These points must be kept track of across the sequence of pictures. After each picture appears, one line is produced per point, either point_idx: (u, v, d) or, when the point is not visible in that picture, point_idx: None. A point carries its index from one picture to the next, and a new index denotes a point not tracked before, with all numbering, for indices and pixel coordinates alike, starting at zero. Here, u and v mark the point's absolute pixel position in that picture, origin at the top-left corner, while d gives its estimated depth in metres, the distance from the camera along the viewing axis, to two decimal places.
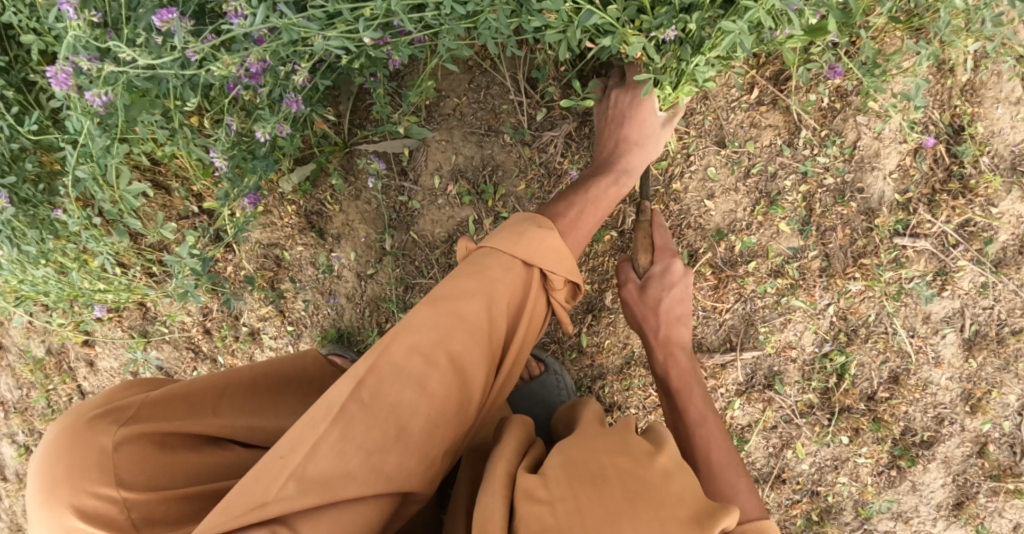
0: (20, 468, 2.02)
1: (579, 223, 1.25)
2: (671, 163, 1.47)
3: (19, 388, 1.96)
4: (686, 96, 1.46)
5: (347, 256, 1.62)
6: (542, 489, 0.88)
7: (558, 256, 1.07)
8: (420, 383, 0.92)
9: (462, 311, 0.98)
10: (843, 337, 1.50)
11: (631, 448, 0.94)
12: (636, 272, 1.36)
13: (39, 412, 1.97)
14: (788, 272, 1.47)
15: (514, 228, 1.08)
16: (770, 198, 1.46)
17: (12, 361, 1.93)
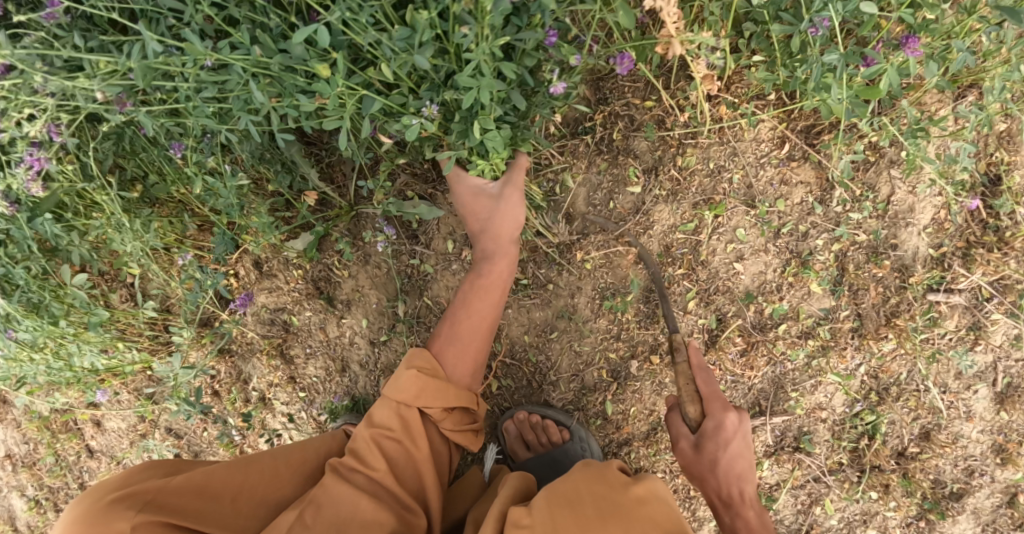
0: (31, 520, 2.00)
1: (472, 344, 1.28)
2: (699, 224, 1.39)
3: (25, 444, 1.94)
4: (710, 153, 1.38)
5: (358, 322, 1.56)
6: (526, 517, 0.95)
7: (430, 391, 1.20)
8: (371, 495, 1.14)
9: (388, 428, 1.20)
10: (874, 397, 1.46)
11: (607, 476, 1.00)
12: (687, 429, 1.16)
13: (47, 468, 1.94)
14: (820, 333, 1.42)
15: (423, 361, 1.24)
16: (801, 259, 1.40)
17: (17, 418, 1.93)
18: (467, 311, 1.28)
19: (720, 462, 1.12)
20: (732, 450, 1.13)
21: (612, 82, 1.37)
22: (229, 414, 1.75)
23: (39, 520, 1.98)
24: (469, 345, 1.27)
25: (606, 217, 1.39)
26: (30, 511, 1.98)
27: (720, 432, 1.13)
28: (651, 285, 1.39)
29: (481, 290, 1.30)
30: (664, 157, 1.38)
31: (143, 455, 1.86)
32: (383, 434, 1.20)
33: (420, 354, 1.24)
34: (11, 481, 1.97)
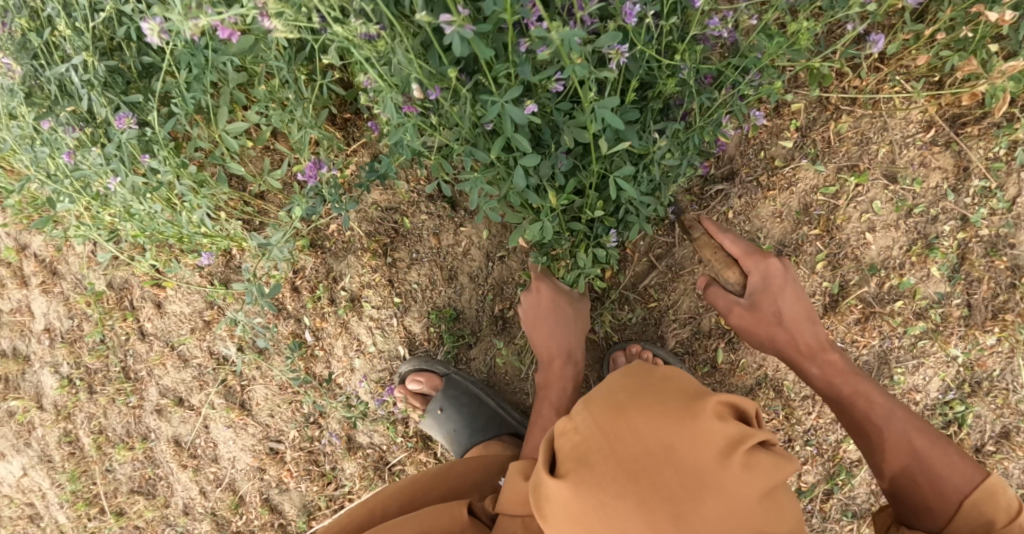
0: (58, 400, 1.93)
1: (544, 428, 1.37)
2: (840, 189, 1.44)
3: (69, 318, 1.89)
4: (861, 122, 1.43)
5: (480, 234, 1.58)
6: (568, 422, 1.03)
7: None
8: None
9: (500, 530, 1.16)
10: (967, 388, 1.48)
11: (639, 372, 1.08)
12: (736, 293, 1.29)
13: (91, 346, 1.89)
14: (930, 316, 1.45)
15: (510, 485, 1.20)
16: (927, 241, 1.44)
17: (66, 291, 1.88)
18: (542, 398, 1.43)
19: (783, 312, 1.26)
20: (789, 297, 1.26)
21: (781, 37, 1.43)
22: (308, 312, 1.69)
23: (69, 401, 1.92)
24: (537, 441, 1.36)
25: (757, 166, 1.45)
26: (59, 389, 1.91)
27: (767, 281, 1.27)
28: (783, 240, 1.46)
29: (549, 407, 1.41)
30: (817, 119, 1.43)
31: (201, 345, 1.82)
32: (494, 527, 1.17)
33: (530, 463, 1.22)
34: (52, 354, 1.91)
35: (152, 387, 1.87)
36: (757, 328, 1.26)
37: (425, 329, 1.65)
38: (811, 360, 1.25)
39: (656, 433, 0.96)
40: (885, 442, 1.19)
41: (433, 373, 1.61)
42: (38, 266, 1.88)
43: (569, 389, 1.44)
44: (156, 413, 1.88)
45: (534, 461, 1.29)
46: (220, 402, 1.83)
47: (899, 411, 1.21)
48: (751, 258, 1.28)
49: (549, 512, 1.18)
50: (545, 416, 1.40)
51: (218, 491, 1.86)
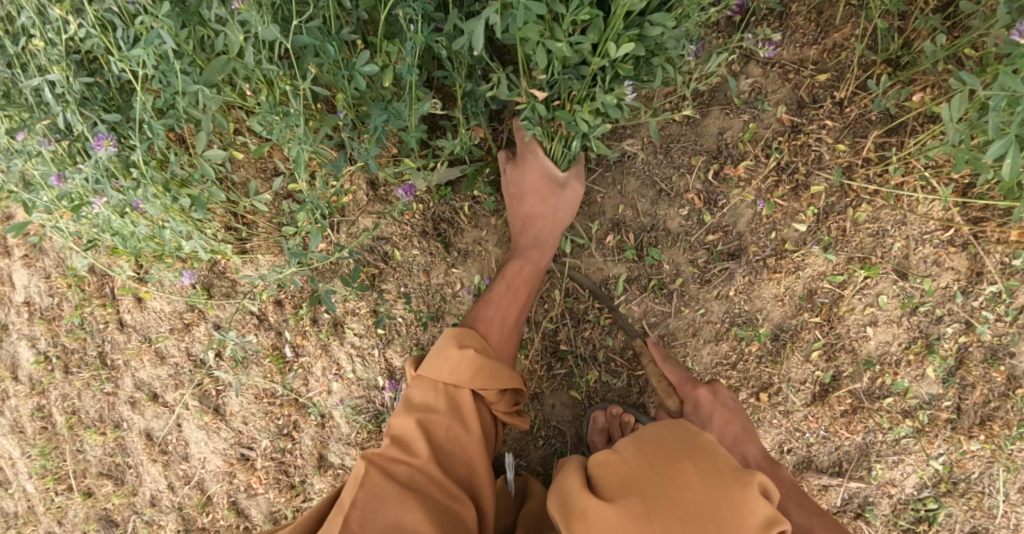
0: (34, 375, 1.89)
1: (510, 310, 1.34)
2: (848, 279, 1.39)
3: (49, 296, 1.84)
4: (880, 210, 1.36)
5: (469, 275, 1.54)
6: (611, 472, 1.08)
7: (486, 376, 1.21)
8: (402, 501, 1.11)
9: (409, 453, 1.16)
10: (943, 486, 1.46)
11: (678, 428, 1.13)
12: (638, 324, 1.39)
13: (68, 326, 1.84)
14: (917, 416, 1.43)
15: (440, 348, 1.25)
16: (927, 341, 1.41)
17: (47, 268, 1.83)
18: (509, 282, 1.36)
19: (675, 377, 1.34)
20: (677, 367, 1.35)
21: (812, 113, 1.36)
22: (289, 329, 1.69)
23: (43, 377, 1.88)
24: (488, 318, 1.33)
25: (766, 246, 1.39)
26: (35, 364, 1.87)
27: (667, 327, 1.41)
28: (782, 323, 1.41)
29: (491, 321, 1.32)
30: (836, 203, 1.37)
31: (179, 344, 1.79)
32: (416, 442, 1.17)
33: (469, 335, 1.26)
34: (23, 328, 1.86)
35: (126, 377, 1.85)
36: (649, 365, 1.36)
37: (405, 362, 1.63)
38: (693, 415, 1.30)
39: (705, 487, 1.02)
40: (695, 493, 1.04)
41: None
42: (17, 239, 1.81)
43: (532, 269, 1.37)
44: (131, 403, 1.85)
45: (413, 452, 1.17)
46: (194, 404, 1.81)
47: (723, 461, 1.06)
48: (656, 347, 1.38)
49: (478, 388, 1.20)
50: (500, 289, 1.35)
51: (188, 488, 1.85)
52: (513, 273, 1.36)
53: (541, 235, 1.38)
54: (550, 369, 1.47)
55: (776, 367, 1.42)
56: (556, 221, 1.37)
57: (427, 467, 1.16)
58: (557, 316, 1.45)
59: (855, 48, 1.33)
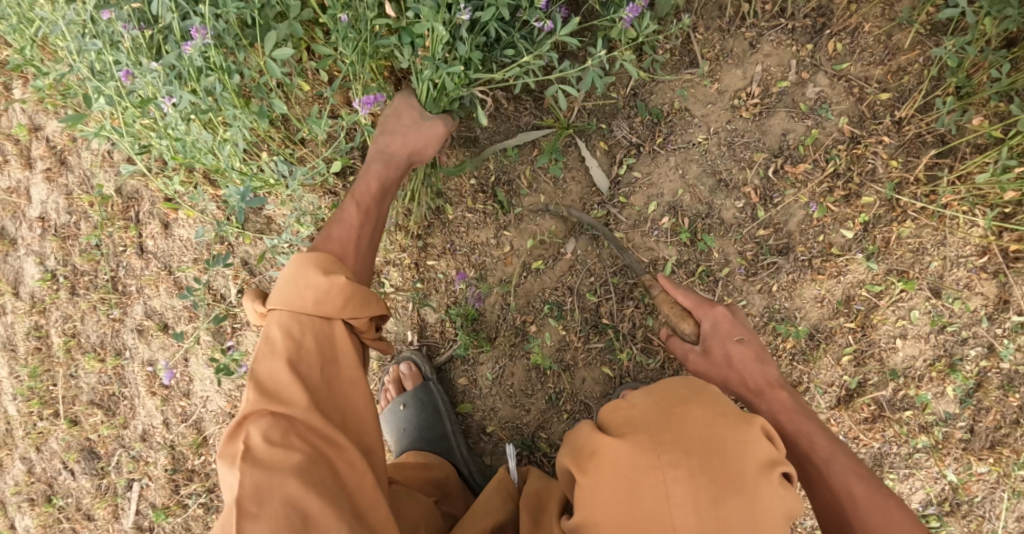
0: (36, 292, 2.11)
1: (363, 230, 1.28)
2: (884, 289, 1.44)
3: (67, 214, 2.09)
4: (923, 228, 1.42)
5: (520, 240, 1.49)
6: (639, 419, 1.02)
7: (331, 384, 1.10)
8: (285, 444, 1.03)
9: (280, 398, 1.06)
10: (947, 506, 1.51)
11: (707, 386, 1.06)
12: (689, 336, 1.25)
13: (82, 248, 2.07)
14: (933, 432, 1.48)
15: (293, 274, 1.14)
16: (951, 360, 1.45)
17: (70, 186, 2.07)
18: (366, 208, 1.30)
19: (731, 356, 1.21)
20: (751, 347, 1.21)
21: (872, 128, 1.42)
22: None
23: (47, 292, 2.08)
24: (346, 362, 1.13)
25: (812, 247, 1.44)
26: (41, 282, 2.09)
27: (716, 329, 1.22)
28: (818, 324, 1.46)
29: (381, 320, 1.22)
30: (883, 215, 1.42)
31: (202, 277, 1.86)
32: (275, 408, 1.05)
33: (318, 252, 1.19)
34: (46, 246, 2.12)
35: (139, 304, 1.99)
36: (714, 363, 1.23)
37: (439, 322, 1.56)
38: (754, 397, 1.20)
39: (719, 434, 0.98)
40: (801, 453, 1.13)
41: (418, 370, 1.56)
42: (76, 174, 2.09)
43: (376, 187, 1.32)
44: (134, 333, 2.00)
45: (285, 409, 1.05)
46: (207, 339, 1.86)
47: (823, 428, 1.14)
48: (702, 307, 1.24)
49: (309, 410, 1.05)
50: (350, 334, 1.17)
51: (181, 426, 1.96)
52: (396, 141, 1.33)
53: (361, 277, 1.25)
54: (586, 341, 1.49)
55: (808, 366, 1.46)
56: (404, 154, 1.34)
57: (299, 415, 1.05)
58: (603, 290, 1.47)
59: (921, 71, 1.40)
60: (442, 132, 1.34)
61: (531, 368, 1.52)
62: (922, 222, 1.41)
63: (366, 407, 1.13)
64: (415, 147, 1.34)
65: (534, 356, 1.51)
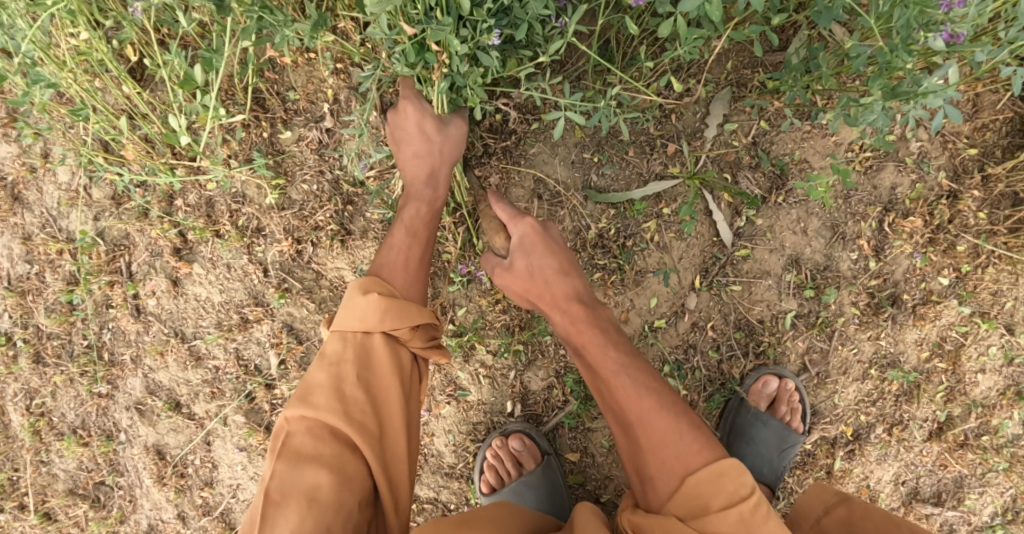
0: None
1: (412, 252, 1.26)
2: (969, 330, 1.50)
3: (26, 263, 1.62)
4: (999, 269, 1.48)
5: (642, 300, 1.40)
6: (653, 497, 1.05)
7: (395, 314, 1.15)
8: None
9: (312, 487, 1.04)
10: (1009, 515, 1.57)
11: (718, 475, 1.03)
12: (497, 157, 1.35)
13: (49, 307, 1.62)
14: (1004, 453, 1.53)
15: (353, 303, 1.17)
16: (1019, 388, 1.52)
17: (29, 227, 1.61)
18: (407, 225, 1.28)
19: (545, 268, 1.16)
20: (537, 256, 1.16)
21: (966, 181, 1.47)
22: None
23: None
24: (389, 264, 1.25)
25: (915, 294, 1.47)
26: None
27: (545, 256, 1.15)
28: (918, 366, 1.49)
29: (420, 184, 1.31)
30: (971, 264, 1.48)
31: (227, 345, 1.53)
32: (316, 492, 1.04)
33: (372, 280, 1.19)
34: None
35: (135, 378, 1.60)
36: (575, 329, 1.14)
37: (547, 387, 1.43)
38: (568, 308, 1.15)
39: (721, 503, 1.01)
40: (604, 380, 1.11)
41: (533, 444, 1.43)
42: (37, 216, 1.61)
43: (424, 211, 1.29)
44: (129, 412, 1.61)
45: (387, 279, 1.22)
46: (239, 420, 1.55)
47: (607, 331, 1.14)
48: (562, 270, 1.16)
49: (388, 329, 1.14)
50: (397, 233, 1.27)
51: (203, 520, 1.62)
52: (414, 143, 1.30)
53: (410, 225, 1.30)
54: (708, 401, 1.43)
55: (909, 406, 1.49)
56: (443, 166, 1.31)
57: (359, 370, 1.13)
58: (725, 349, 1.42)
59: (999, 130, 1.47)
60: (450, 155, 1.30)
61: None
62: (1003, 264, 1.48)
63: (326, 378, 1.13)
64: (384, 269, 1.23)
65: None
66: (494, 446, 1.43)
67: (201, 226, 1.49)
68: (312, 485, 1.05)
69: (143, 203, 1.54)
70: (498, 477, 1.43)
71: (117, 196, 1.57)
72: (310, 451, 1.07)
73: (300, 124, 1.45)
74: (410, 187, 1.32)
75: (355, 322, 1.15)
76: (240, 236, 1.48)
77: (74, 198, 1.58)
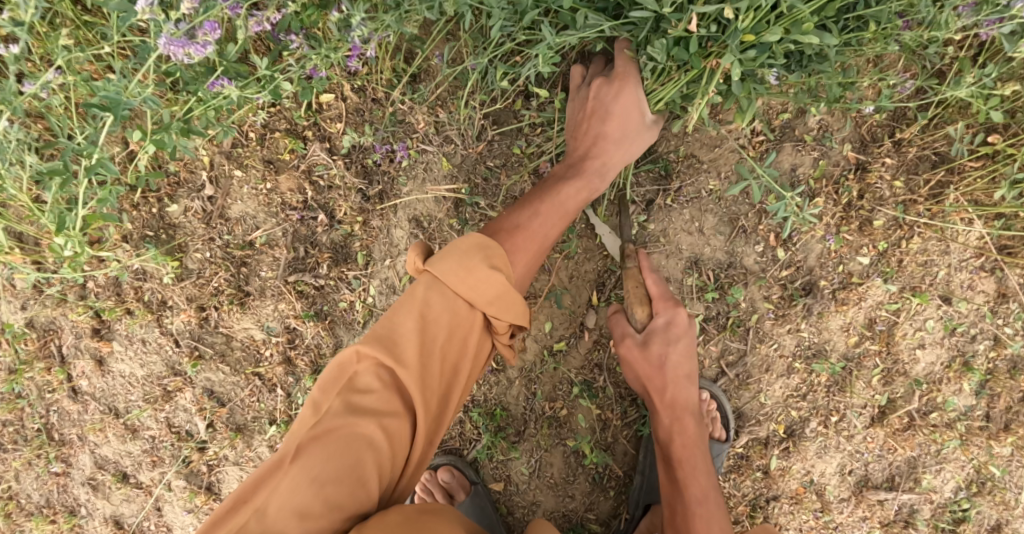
0: None
1: (538, 230, 1.18)
2: (901, 306, 1.40)
3: None
4: (925, 238, 1.38)
5: (539, 325, 1.38)
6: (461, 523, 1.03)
7: (504, 302, 1.06)
8: None
9: (359, 398, 1.01)
10: (974, 487, 1.46)
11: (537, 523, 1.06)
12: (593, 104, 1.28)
13: None
14: (956, 428, 1.44)
15: (467, 251, 1.06)
16: (964, 358, 1.42)
17: None
18: (557, 201, 1.23)
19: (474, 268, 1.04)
20: (480, 251, 1.06)
21: (874, 151, 1.37)
22: (302, 391, 1.51)
23: None
24: (534, 230, 1.17)
25: (834, 278, 1.39)
26: None
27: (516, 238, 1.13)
28: (847, 352, 1.41)
29: (598, 165, 1.28)
30: (892, 237, 1.38)
31: (157, 416, 1.57)
32: (356, 437, 0.99)
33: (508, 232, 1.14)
34: None
35: (84, 455, 1.63)
36: (455, 291, 1.04)
37: (459, 422, 1.42)
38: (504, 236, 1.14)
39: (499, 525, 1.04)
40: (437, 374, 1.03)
41: (461, 475, 1.42)
42: None
43: (580, 198, 1.26)
44: (86, 486, 1.64)
45: (506, 245, 1.13)
46: (181, 484, 1.59)
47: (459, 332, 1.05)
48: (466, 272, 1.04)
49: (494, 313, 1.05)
50: (540, 210, 1.20)
51: None
52: (604, 120, 1.27)
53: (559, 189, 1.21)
54: (623, 417, 1.39)
55: (843, 395, 1.42)
56: (635, 141, 1.30)
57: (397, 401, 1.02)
58: None
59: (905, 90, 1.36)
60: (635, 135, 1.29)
61: (570, 453, 1.40)
62: (928, 232, 1.37)
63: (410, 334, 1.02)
64: (504, 228, 1.16)
65: (572, 441, 1.40)
66: (424, 479, 1.42)
67: (113, 304, 1.52)
68: (346, 419, 0.99)
69: (60, 289, 1.55)
70: None
71: (35, 283, 1.55)
72: (367, 399, 1.01)
73: (184, 196, 1.46)
74: (581, 158, 1.29)
75: (456, 272, 1.04)
76: (148, 310, 1.51)
77: None
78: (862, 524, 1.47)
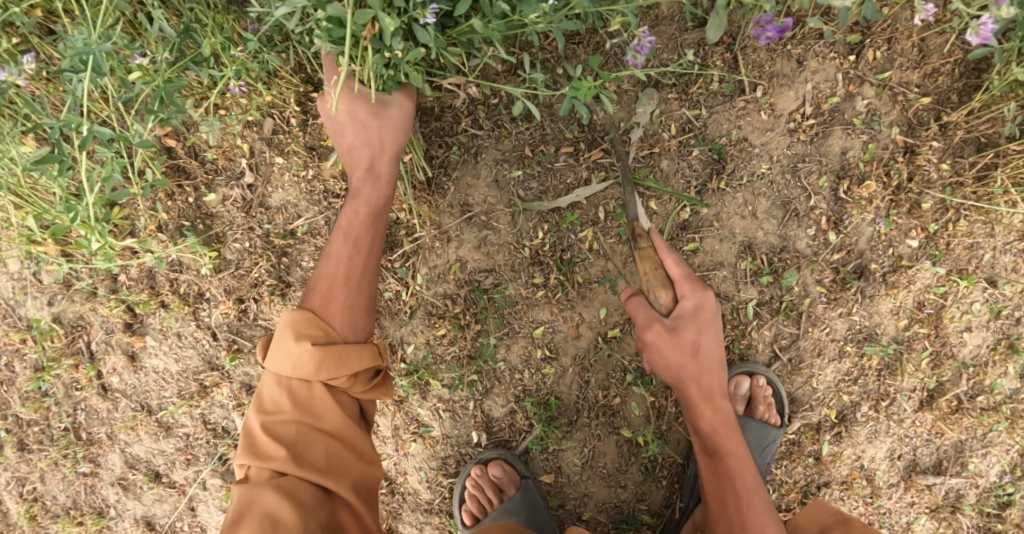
0: None
1: (354, 260, 1.19)
2: (948, 289, 1.41)
3: None
4: (972, 221, 1.38)
5: (590, 311, 1.36)
6: None
7: (331, 363, 1.12)
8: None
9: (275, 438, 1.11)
10: (1019, 470, 1.46)
11: None
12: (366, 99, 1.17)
13: (22, 394, 1.56)
14: (1003, 410, 1.44)
15: (295, 322, 1.15)
16: (1010, 341, 1.43)
17: None
18: (357, 197, 1.21)
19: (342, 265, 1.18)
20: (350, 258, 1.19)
21: (923, 134, 1.36)
22: None
23: None
24: (333, 265, 1.19)
25: (884, 261, 1.39)
26: None
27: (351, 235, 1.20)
28: (897, 336, 1.41)
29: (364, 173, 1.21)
30: (941, 220, 1.38)
31: (193, 412, 1.53)
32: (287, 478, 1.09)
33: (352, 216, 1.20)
34: None
35: (113, 454, 1.58)
36: (338, 287, 1.18)
37: (510, 413, 1.39)
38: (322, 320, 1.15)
39: None
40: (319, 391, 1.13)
41: (511, 469, 1.39)
42: None
43: (365, 210, 1.20)
44: (115, 487, 1.59)
45: (323, 317, 1.16)
46: (217, 482, 1.56)
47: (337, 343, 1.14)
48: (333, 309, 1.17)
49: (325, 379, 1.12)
50: (337, 240, 1.20)
51: None
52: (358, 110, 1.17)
53: (367, 163, 1.19)
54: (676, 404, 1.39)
55: (893, 379, 1.42)
56: (385, 134, 1.19)
57: (299, 415, 1.13)
58: None
59: (953, 72, 1.35)
60: (374, 117, 1.18)
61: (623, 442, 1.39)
62: (976, 214, 1.37)
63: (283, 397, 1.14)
64: (353, 223, 1.20)
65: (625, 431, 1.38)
66: (473, 475, 1.39)
67: (148, 297, 1.48)
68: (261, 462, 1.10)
69: (89, 283, 1.51)
70: (479, 506, 1.39)
71: (67, 277, 1.51)
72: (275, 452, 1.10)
73: (222, 184, 1.43)
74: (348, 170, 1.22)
75: (291, 365, 1.13)
76: (184, 302, 1.47)
77: (22, 285, 1.52)
78: (909, 509, 1.47)
